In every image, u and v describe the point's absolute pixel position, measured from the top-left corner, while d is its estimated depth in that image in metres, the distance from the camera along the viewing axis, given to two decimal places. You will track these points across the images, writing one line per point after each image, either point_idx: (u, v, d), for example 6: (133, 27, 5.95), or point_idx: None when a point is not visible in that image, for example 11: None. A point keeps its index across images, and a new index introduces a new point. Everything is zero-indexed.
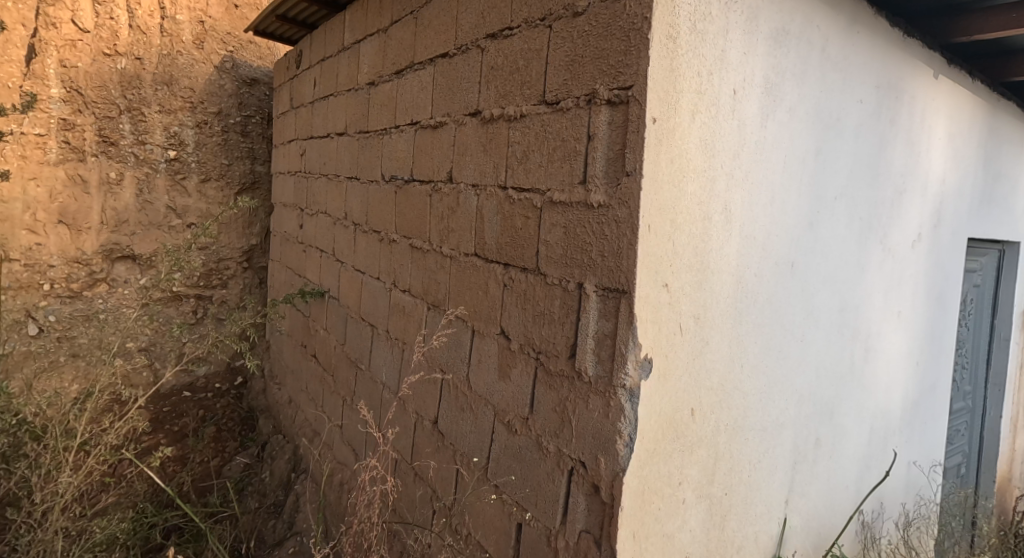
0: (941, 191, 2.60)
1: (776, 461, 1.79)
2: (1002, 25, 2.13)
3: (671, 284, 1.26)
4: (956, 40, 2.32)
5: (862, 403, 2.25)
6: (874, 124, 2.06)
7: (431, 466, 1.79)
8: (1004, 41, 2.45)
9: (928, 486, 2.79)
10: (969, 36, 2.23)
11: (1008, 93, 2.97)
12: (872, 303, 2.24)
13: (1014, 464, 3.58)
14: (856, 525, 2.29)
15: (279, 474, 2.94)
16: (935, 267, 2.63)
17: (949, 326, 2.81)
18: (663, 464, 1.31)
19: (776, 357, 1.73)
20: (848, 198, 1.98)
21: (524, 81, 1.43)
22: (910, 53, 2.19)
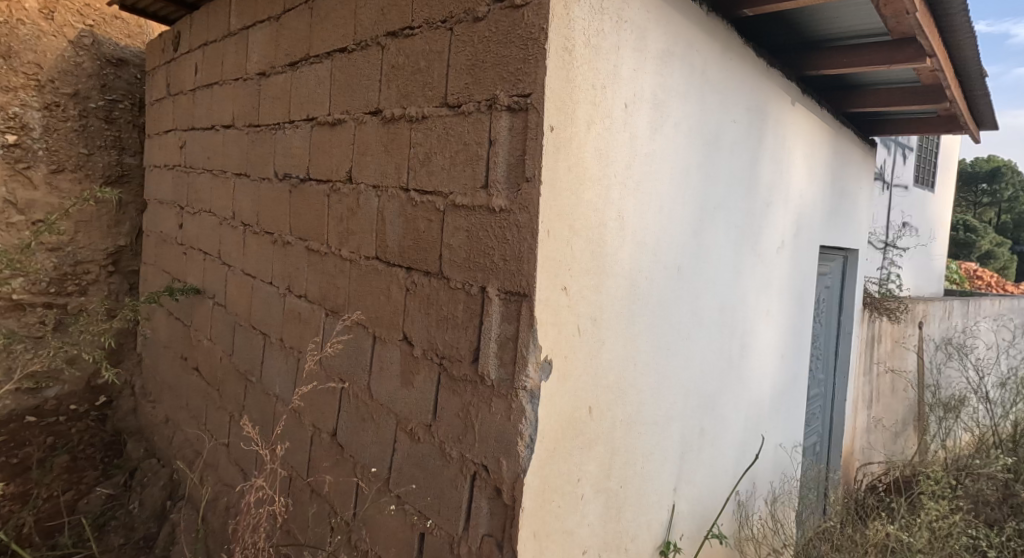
0: (801, 203, 2.90)
1: (666, 451, 1.91)
2: (843, 62, 2.40)
3: (570, 287, 1.30)
4: (808, 73, 2.59)
5: (738, 394, 2.46)
6: (746, 141, 2.26)
7: (328, 480, 1.72)
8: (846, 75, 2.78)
9: (790, 465, 3.10)
10: (817, 70, 2.50)
11: (849, 121, 3.40)
12: (746, 302, 2.46)
13: (857, 440, 4.07)
14: (732, 505, 2.51)
15: (150, 504, 2.69)
16: (796, 270, 2.93)
17: (807, 322, 3.14)
18: (562, 461, 1.34)
19: (665, 356, 1.84)
20: (725, 209, 2.16)
21: (426, 82, 1.41)
22: (773, 80, 2.42)
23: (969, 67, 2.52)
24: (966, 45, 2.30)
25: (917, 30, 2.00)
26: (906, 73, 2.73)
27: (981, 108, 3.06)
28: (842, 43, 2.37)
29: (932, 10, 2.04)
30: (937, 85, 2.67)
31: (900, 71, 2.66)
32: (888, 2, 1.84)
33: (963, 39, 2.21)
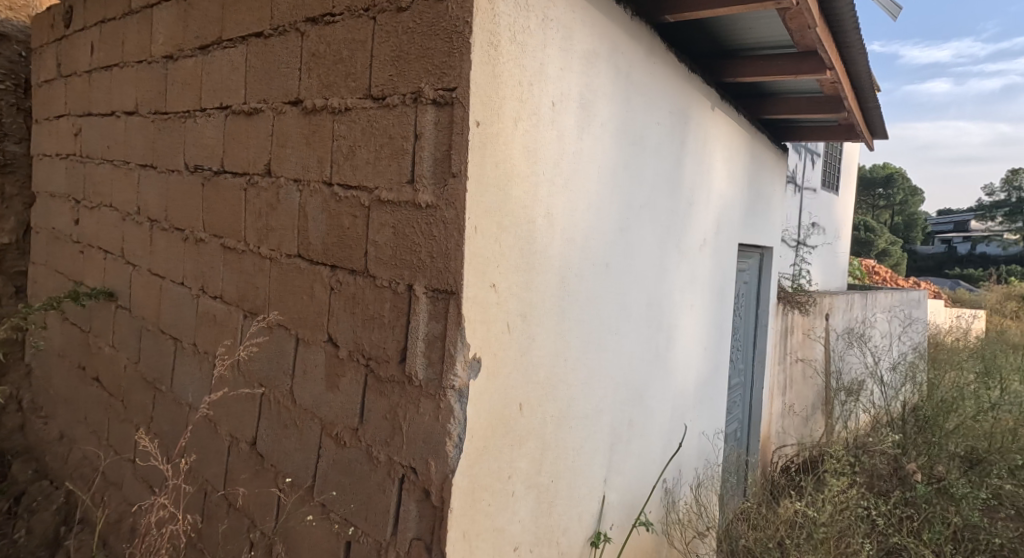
0: (721, 202, 3.03)
1: (596, 444, 1.95)
2: (755, 70, 2.54)
3: (499, 284, 1.30)
4: (725, 79, 2.72)
5: (664, 385, 2.54)
6: (670, 142, 2.33)
7: (247, 492, 1.63)
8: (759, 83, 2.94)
9: (713, 451, 3.25)
10: (734, 78, 2.63)
11: (764, 125, 3.59)
12: (672, 297, 2.54)
13: (772, 425, 4.32)
14: (660, 492, 2.60)
15: (41, 532, 2.39)
16: (717, 266, 3.06)
17: (728, 316, 3.29)
18: (492, 459, 1.34)
19: (595, 351, 1.87)
20: (651, 208, 2.23)
21: (349, 72, 1.36)
22: (694, 84, 2.52)
23: (863, 80, 2.74)
24: (860, 59, 2.50)
25: (817, 44, 2.16)
26: (809, 84, 2.92)
27: (874, 118, 3.34)
28: (753, 53, 2.50)
29: (832, 25, 2.20)
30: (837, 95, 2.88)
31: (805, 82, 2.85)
32: (792, 17, 1.97)
33: (857, 53, 2.40)
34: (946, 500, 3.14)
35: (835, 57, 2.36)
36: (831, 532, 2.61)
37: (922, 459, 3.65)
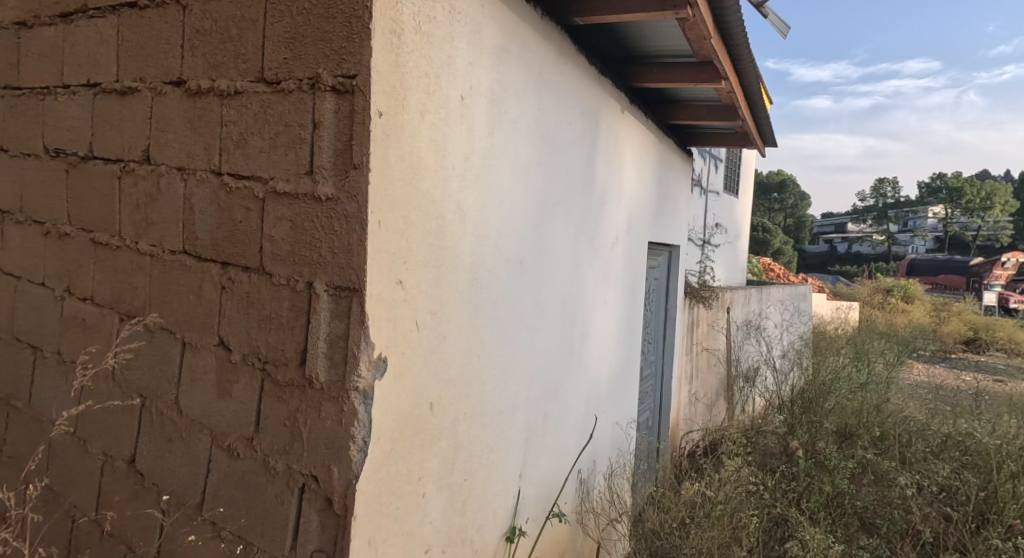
0: (632, 202, 3.14)
1: (511, 439, 1.95)
2: (662, 79, 2.70)
3: (406, 281, 1.26)
4: (635, 85, 2.84)
5: (579, 379, 2.59)
6: (581, 143, 2.38)
7: (125, 515, 1.49)
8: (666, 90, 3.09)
9: (625, 440, 3.35)
10: (641, 83, 2.76)
11: (670, 130, 3.76)
12: (585, 293, 2.59)
13: (680, 414, 4.52)
14: (574, 483, 2.64)
15: None
16: (629, 263, 3.16)
17: (639, 311, 3.41)
18: (400, 461, 1.30)
19: (509, 347, 1.87)
20: (563, 206, 2.26)
21: (239, 53, 1.27)
22: (604, 87, 2.59)
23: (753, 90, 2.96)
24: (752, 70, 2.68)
25: (713, 53, 2.30)
26: (708, 92, 3.13)
27: (764, 127, 3.62)
28: (661, 62, 2.65)
29: (727, 38, 2.35)
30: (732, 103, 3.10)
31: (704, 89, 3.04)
32: (691, 28, 2.09)
33: (750, 64, 2.57)
34: (822, 472, 3.48)
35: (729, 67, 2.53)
36: (724, 510, 2.81)
37: (804, 435, 4.01)
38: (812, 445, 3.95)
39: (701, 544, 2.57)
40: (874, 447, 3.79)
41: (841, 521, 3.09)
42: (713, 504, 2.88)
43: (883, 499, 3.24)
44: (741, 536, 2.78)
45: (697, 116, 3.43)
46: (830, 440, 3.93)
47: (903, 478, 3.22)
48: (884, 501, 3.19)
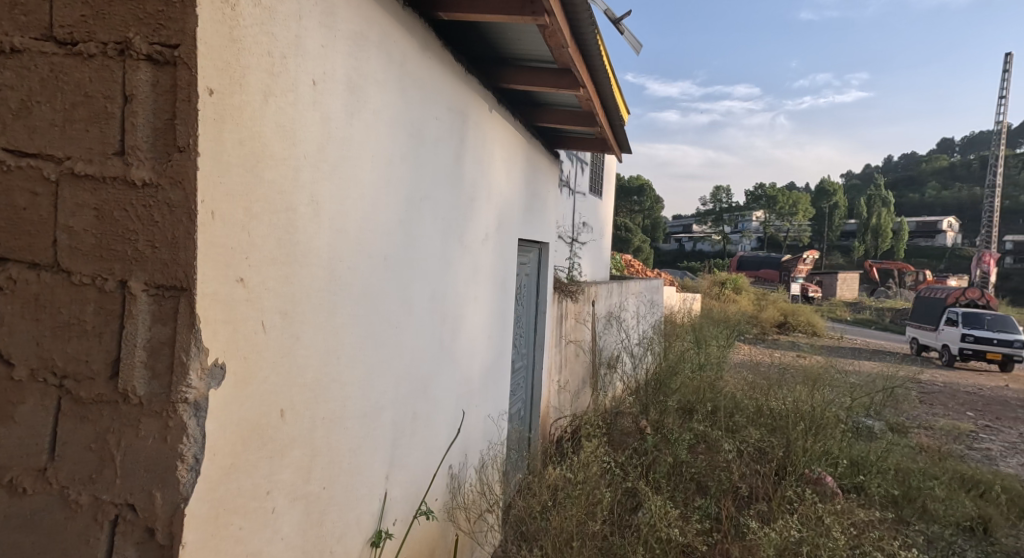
0: (502, 199, 3.16)
1: (377, 440, 1.87)
2: (527, 80, 2.88)
3: (249, 279, 1.13)
4: (502, 86, 2.95)
5: (449, 375, 2.56)
6: (448, 138, 2.36)
7: None
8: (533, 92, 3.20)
9: (497, 432, 3.38)
10: (509, 83, 2.87)
11: (537, 132, 3.87)
12: (455, 289, 2.56)
13: (551, 402, 4.66)
14: (445, 479, 2.60)
15: None
16: (500, 259, 3.19)
17: (510, 306, 3.46)
18: (244, 477, 1.17)
19: (373, 346, 1.79)
20: (430, 201, 2.22)
21: (16, 3, 1.06)
22: (471, 84, 2.58)
23: (608, 93, 3.23)
24: (604, 71, 2.92)
25: (567, 56, 2.49)
26: (569, 97, 3.36)
27: (618, 127, 3.95)
28: (525, 64, 2.82)
29: (582, 44, 2.55)
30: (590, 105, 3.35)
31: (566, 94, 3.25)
32: (551, 35, 2.25)
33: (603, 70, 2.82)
34: (666, 444, 4.06)
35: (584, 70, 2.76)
36: (582, 489, 2.98)
37: (652, 410, 4.69)
38: (659, 423, 4.48)
39: (560, 523, 2.72)
40: (707, 419, 4.58)
41: (680, 485, 3.65)
42: (574, 484, 3.06)
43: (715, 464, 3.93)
44: (596, 511, 2.97)
45: (561, 119, 3.66)
46: (673, 419, 4.51)
47: (727, 447, 3.88)
48: (713, 465, 3.86)
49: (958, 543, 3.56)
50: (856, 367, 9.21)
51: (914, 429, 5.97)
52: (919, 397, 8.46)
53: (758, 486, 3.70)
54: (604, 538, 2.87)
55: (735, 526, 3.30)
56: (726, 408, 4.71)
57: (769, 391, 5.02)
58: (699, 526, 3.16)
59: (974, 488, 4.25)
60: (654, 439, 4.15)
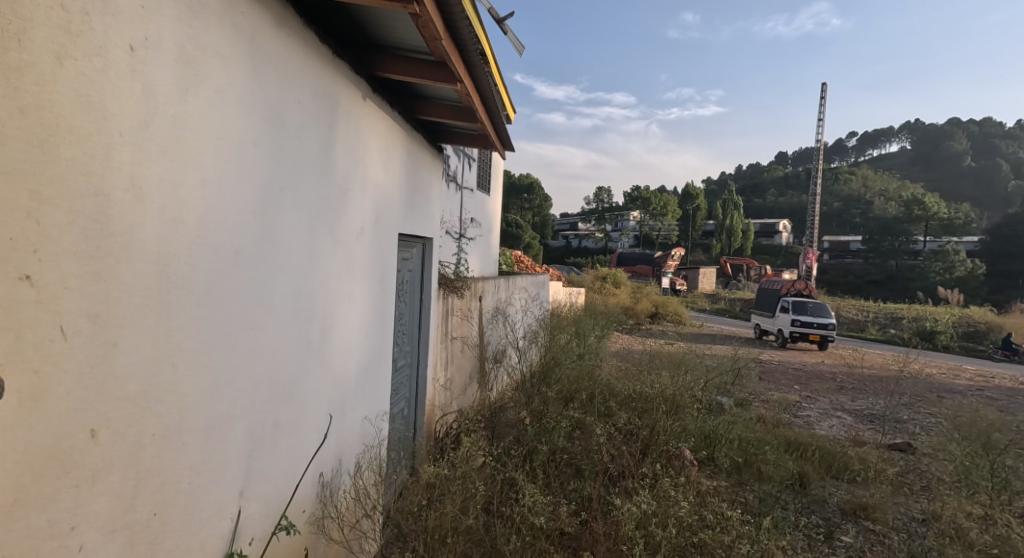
0: (378, 192, 3.01)
1: (228, 454, 1.69)
2: (403, 71, 2.81)
3: (36, 277, 1.04)
4: (377, 75, 2.82)
5: (319, 378, 2.38)
6: (313, 125, 2.19)
7: None
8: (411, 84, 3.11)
9: (376, 434, 3.23)
10: (384, 71, 2.77)
11: (418, 125, 3.75)
12: (324, 286, 2.40)
13: (436, 398, 4.54)
14: (313, 488, 2.43)
15: None
16: (377, 255, 3.03)
17: (390, 303, 3.31)
18: (33, 514, 1.06)
19: (223, 351, 1.61)
20: (293, 191, 2.05)
21: None
22: (341, 70, 2.43)
23: (487, 86, 3.22)
24: (480, 65, 2.91)
25: (440, 45, 2.45)
26: (449, 91, 3.32)
27: (498, 121, 3.96)
28: (399, 52, 2.73)
29: (455, 34, 2.53)
30: (468, 99, 3.33)
31: (445, 88, 3.21)
32: (423, 25, 2.20)
33: (477, 59, 2.81)
34: (545, 432, 4.18)
35: (459, 62, 2.74)
36: (459, 484, 2.97)
37: (531, 398, 4.84)
38: (539, 411, 4.59)
39: (436, 517, 2.75)
40: (583, 405, 4.80)
41: (559, 471, 3.85)
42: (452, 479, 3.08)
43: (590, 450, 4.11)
44: (470, 505, 2.96)
45: (442, 113, 3.60)
46: (551, 405, 4.62)
47: (599, 430, 4.06)
48: (589, 450, 4.08)
49: (782, 499, 4.04)
50: (714, 352, 10.08)
51: (756, 405, 6.68)
52: (761, 375, 9.50)
53: (628, 465, 3.90)
54: (473, 531, 2.87)
55: (601, 507, 3.47)
56: (594, 397, 4.91)
57: (638, 378, 5.33)
58: (568, 509, 3.30)
59: (797, 450, 4.94)
60: (532, 428, 4.23)
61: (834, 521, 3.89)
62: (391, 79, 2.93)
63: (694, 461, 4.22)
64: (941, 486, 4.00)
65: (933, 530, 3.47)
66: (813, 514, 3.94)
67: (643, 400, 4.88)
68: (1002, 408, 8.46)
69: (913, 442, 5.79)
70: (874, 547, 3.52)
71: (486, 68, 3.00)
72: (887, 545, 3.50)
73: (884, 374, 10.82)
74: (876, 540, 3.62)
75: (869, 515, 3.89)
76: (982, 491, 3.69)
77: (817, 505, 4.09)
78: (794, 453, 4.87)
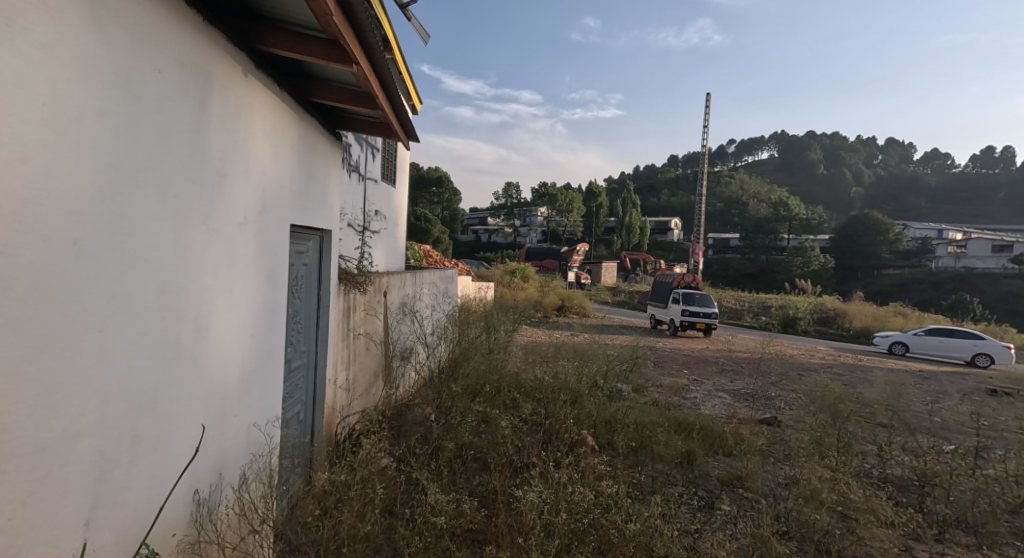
0: (265, 179, 2.75)
1: (65, 480, 1.49)
2: (290, 47, 2.57)
3: None
4: (263, 49, 2.56)
5: (193, 385, 2.12)
6: (179, 100, 1.95)
7: None
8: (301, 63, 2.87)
9: (267, 441, 2.94)
10: (269, 47, 2.53)
11: (312, 109, 3.49)
12: (197, 281, 2.13)
13: (337, 399, 4.28)
14: (185, 508, 2.14)
15: None
16: (264, 247, 2.77)
17: (281, 300, 3.04)
18: None
19: (58, 355, 1.46)
20: (154, 173, 1.82)
21: None
22: (216, 41, 2.18)
23: (386, 71, 3.05)
24: (379, 47, 2.75)
25: (331, 22, 2.27)
26: (345, 74, 3.11)
27: (400, 108, 3.78)
28: (285, 24, 2.50)
29: (347, 11, 2.36)
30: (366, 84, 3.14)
31: (341, 70, 3.00)
32: None
33: (375, 41, 2.64)
34: (449, 428, 4.07)
35: (355, 44, 2.57)
36: (358, 489, 2.78)
37: (436, 393, 4.70)
38: (444, 406, 4.48)
39: (331, 529, 2.55)
40: (489, 399, 4.74)
41: (465, 466, 3.77)
42: (351, 486, 2.87)
43: (495, 442, 4.06)
44: (368, 511, 2.77)
45: (340, 98, 3.38)
46: (458, 399, 4.52)
47: (505, 422, 4.01)
48: (495, 443, 4.03)
49: (671, 476, 4.20)
50: (612, 342, 10.42)
51: (651, 390, 6.95)
52: (657, 363, 9.96)
53: (532, 456, 3.90)
54: (372, 537, 2.68)
55: (504, 499, 3.42)
56: (499, 389, 4.87)
57: (542, 370, 5.37)
58: (472, 503, 3.22)
59: (685, 429, 5.22)
60: (436, 424, 4.10)
61: (714, 492, 4.09)
62: (279, 56, 2.69)
63: (595, 447, 4.31)
64: (801, 454, 4.36)
65: (792, 493, 3.75)
66: (696, 486, 4.15)
67: (543, 391, 4.93)
68: (848, 381, 9.47)
69: (779, 416, 6.28)
70: (747, 511, 3.76)
71: (385, 53, 2.84)
72: (758, 509, 3.74)
73: (760, 357, 11.74)
74: (748, 506, 3.86)
75: (742, 484, 4.14)
76: (831, 454, 4.06)
77: (701, 478, 4.30)
78: (681, 432, 5.11)
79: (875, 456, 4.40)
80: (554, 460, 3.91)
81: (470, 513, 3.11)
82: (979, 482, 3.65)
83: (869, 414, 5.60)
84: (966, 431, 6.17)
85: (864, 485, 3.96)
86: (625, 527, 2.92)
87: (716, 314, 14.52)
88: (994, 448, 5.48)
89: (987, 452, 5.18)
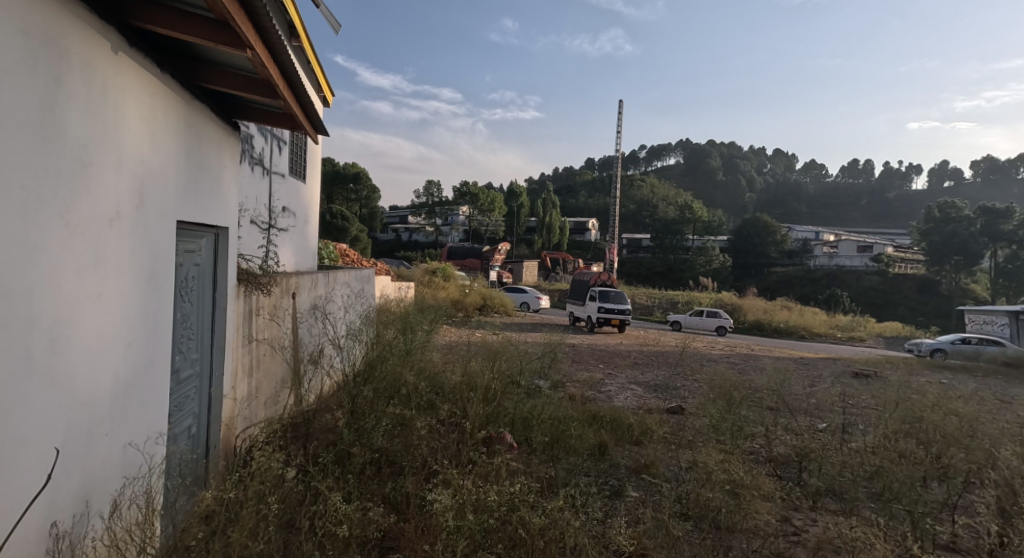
0: (142, 169, 2.47)
1: None
2: (168, 25, 2.33)
3: None
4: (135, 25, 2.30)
5: (48, 403, 1.86)
6: (24, 76, 1.72)
7: None
8: (185, 42, 2.62)
9: (148, 459, 2.64)
10: (144, 23, 2.28)
11: (203, 96, 3.20)
12: (54, 284, 1.87)
13: (236, 408, 3.97)
14: (40, 543, 1.88)
15: None
16: (142, 245, 2.49)
17: (165, 304, 2.75)
18: None
19: None
20: None
21: None
22: (75, 14, 1.93)
23: (284, 59, 2.84)
24: (273, 33, 2.55)
25: None
26: (237, 58, 2.87)
27: (304, 99, 3.55)
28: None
29: None
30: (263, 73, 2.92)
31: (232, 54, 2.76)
32: None
33: (267, 25, 2.45)
34: (361, 434, 3.88)
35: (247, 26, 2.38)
36: (255, 505, 2.57)
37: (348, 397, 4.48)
38: (354, 410, 4.28)
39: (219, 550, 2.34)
40: (402, 400, 4.58)
41: (374, 470, 3.63)
42: (246, 503, 2.66)
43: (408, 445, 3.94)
44: (262, 529, 2.58)
45: (233, 84, 3.12)
46: (370, 401, 4.35)
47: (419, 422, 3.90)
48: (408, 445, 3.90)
49: (583, 467, 4.26)
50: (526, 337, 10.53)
51: (565, 384, 7.04)
52: (571, 357, 10.16)
53: (446, 457, 3.81)
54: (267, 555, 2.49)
55: (416, 502, 3.31)
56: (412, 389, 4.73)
57: (454, 370, 5.29)
58: (382, 509, 3.09)
59: (598, 421, 5.30)
60: (348, 430, 3.90)
61: (622, 480, 4.19)
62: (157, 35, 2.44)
63: (512, 444, 4.30)
64: (699, 440, 4.57)
65: (689, 475, 3.91)
66: (607, 476, 4.24)
67: (457, 389, 4.86)
68: (739, 369, 10.12)
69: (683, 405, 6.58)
70: (650, 496, 3.89)
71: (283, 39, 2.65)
72: (660, 493, 3.88)
73: (665, 349, 12.30)
74: (652, 490, 3.99)
75: (647, 470, 4.29)
76: (726, 438, 4.28)
77: (610, 469, 4.38)
78: (593, 424, 5.21)
79: (762, 437, 4.70)
80: (470, 460, 3.84)
81: (379, 519, 2.98)
82: (845, 454, 3.99)
83: (757, 399, 5.99)
84: (836, 409, 6.77)
85: (752, 463, 4.22)
86: (533, 521, 2.92)
87: (628, 310, 15.08)
88: (858, 424, 6.05)
89: (853, 429, 5.70)
